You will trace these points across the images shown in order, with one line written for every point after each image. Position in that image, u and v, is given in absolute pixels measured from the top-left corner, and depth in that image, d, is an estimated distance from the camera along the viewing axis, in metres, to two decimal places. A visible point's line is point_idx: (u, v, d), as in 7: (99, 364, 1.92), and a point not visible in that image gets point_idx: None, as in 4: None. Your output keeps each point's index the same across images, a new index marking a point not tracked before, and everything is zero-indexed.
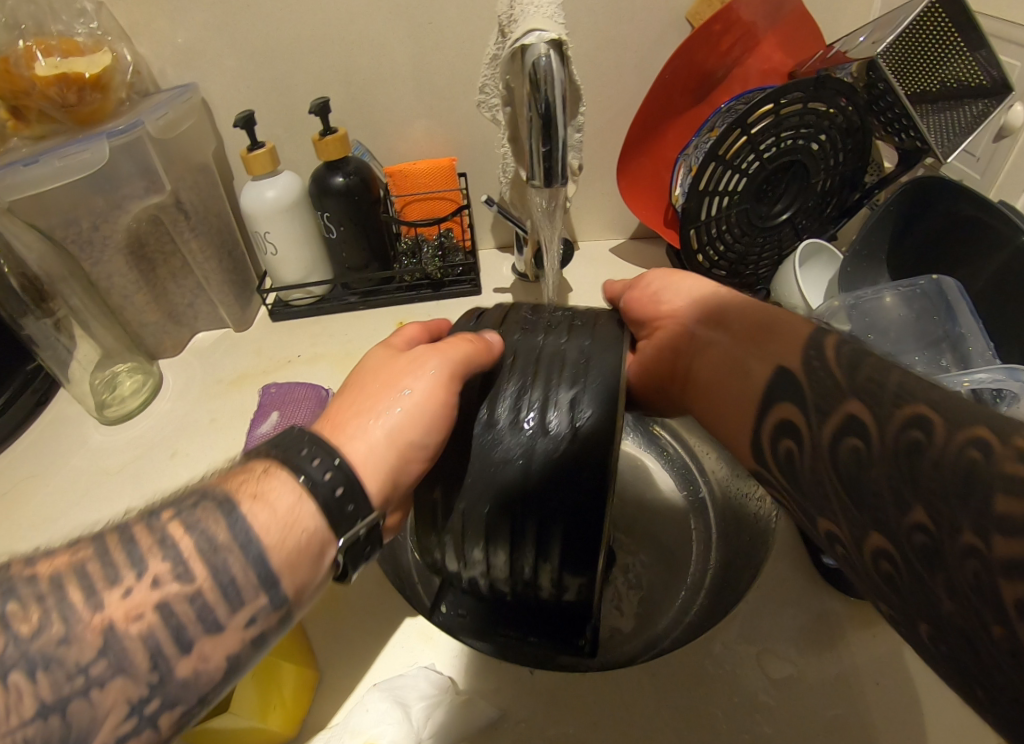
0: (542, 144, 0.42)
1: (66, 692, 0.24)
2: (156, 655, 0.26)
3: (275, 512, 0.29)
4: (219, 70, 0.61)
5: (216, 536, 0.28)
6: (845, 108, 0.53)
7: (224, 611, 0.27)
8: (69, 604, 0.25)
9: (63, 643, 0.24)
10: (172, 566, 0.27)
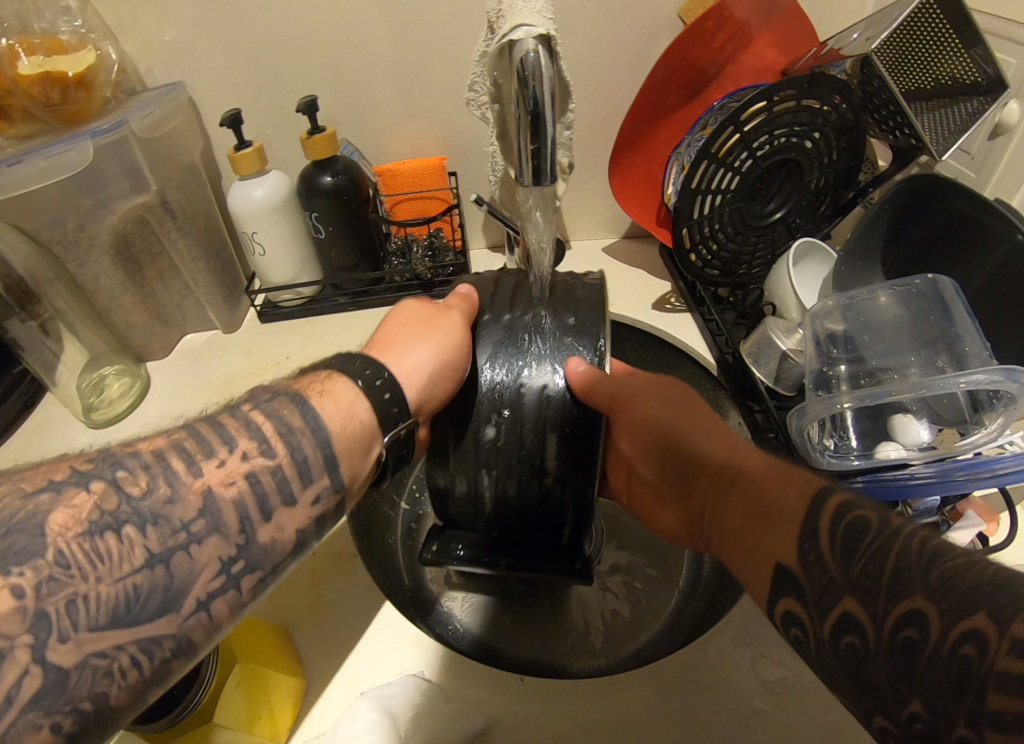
0: (530, 142, 0.41)
1: (170, 545, 0.28)
2: (245, 515, 0.30)
3: (339, 404, 0.35)
4: (206, 69, 0.60)
5: (289, 418, 0.33)
6: (839, 106, 0.52)
7: (297, 486, 0.32)
8: (175, 471, 0.29)
9: (170, 502, 0.28)
10: (261, 443, 0.32)
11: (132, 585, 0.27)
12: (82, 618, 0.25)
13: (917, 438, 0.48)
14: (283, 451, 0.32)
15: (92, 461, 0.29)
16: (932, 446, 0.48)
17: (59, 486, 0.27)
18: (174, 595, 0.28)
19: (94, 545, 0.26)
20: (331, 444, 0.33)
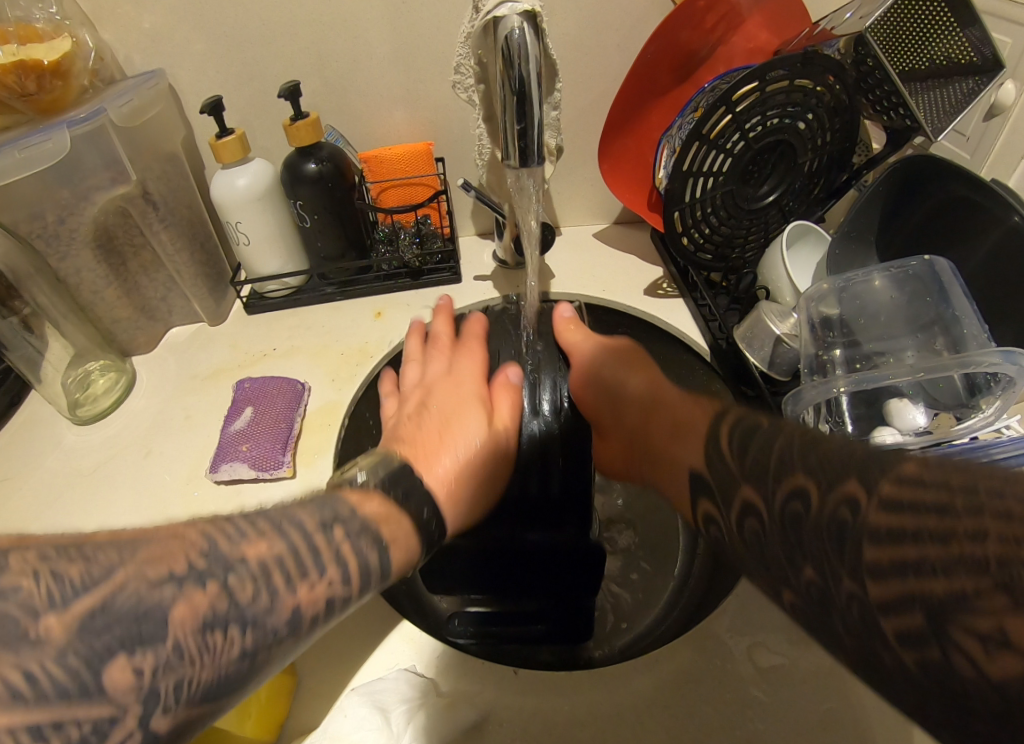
0: (516, 122, 0.40)
1: (262, 643, 0.27)
2: (323, 611, 0.30)
3: (398, 535, 0.35)
4: (187, 56, 0.59)
5: (368, 559, 0.32)
6: (833, 86, 0.51)
7: (350, 588, 0.31)
8: (277, 586, 0.28)
9: (267, 611, 0.27)
10: (343, 572, 0.31)
11: (228, 671, 0.25)
12: (184, 696, 0.24)
13: (913, 422, 0.48)
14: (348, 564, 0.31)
15: (197, 547, 0.27)
16: (928, 430, 0.48)
17: (181, 580, 0.25)
18: (250, 679, 0.26)
19: (206, 641, 0.25)
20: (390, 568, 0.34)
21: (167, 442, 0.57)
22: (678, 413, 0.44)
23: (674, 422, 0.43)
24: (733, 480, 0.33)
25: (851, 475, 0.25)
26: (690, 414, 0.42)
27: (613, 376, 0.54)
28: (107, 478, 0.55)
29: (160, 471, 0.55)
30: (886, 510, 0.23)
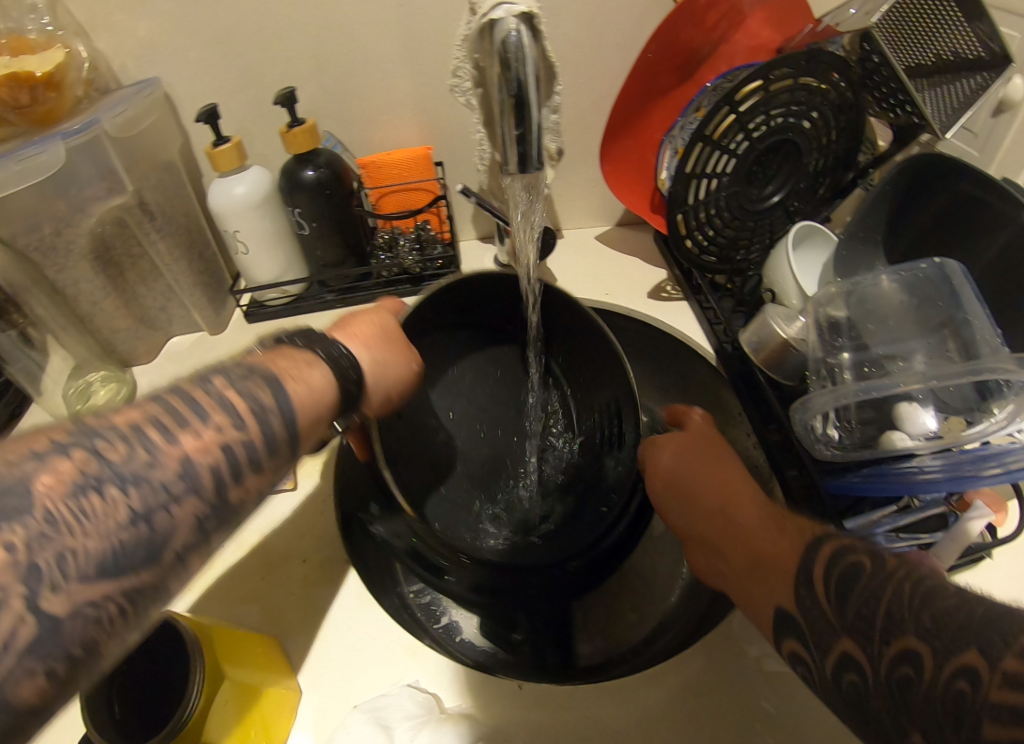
0: (514, 127, 0.39)
1: (154, 504, 0.26)
2: (220, 479, 0.28)
3: (311, 388, 0.34)
4: (182, 64, 0.58)
5: (264, 399, 0.31)
6: (837, 84, 0.50)
7: (263, 451, 0.30)
8: (154, 440, 0.27)
9: (151, 466, 0.26)
10: (234, 417, 0.29)
11: (120, 542, 0.24)
12: (72, 569, 0.23)
13: (924, 426, 0.47)
14: (252, 423, 0.30)
15: (69, 432, 0.26)
16: (939, 434, 0.46)
17: (44, 454, 0.24)
18: (159, 545, 0.26)
19: (81, 505, 0.24)
20: (297, 423, 0.32)
21: None
22: (791, 548, 0.38)
23: (770, 575, 0.37)
24: (894, 627, 0.28)
25: (971, 645, 0.25)
26: (786, 553, 0.37)
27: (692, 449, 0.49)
28: None
29: None
30: (1010, 689, 0.23)
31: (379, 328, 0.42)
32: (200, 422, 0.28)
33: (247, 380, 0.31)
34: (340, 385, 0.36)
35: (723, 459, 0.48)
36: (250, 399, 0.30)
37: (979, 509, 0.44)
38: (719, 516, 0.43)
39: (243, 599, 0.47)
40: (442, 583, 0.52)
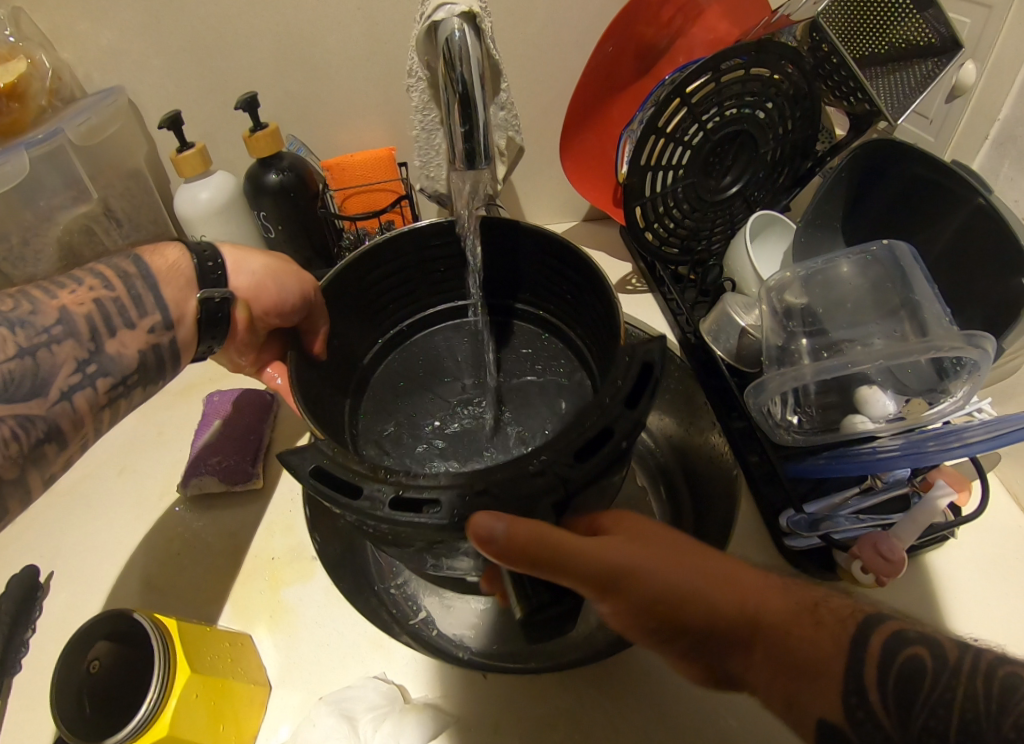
0: (461, 124, 0.40)
1: (36, 343, 0.34)
2: (95, 327, 0.37)
3: (165, 258, 0.41)
4: (145, 71, 0.59)
5: (133, 270, 0.39)
6: (790, 74, 0.50)
7: (134, 315, 0.38)
8: (36, 298, 0.36)
9: (33, 315, 0.35)
10: (106, 282, 0.38)
11: (9, 370, 0.33)
12: None
13: (884, 408, 0.47)
14: (118, 286, 0.38)
15: None
16: (899, 416, 0.47)
17: None
18: (41, 382, 0.34)
19: None
20: (159, 286, 0.39)
21: (140, 460, 0.59)
22: (802, 624, 0.31)
23: (797, 666, 0.30)
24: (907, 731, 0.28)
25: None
26: (787, 618, 0.31)
27: (597, 582, 0.31)
28: (84, 499, 0.57)
29: (134, 487, 0.57)
30: None
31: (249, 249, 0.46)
32: (83, 286, 0.37)
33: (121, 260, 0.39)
34: (199, 269, 0.42)
35: (637, 559, 0.31)
36: (126, 282, 0.38)
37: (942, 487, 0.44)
38: (669, 628, 0.32)
39: (216, 598, 0.48)
40: (357, 503, 0.32)
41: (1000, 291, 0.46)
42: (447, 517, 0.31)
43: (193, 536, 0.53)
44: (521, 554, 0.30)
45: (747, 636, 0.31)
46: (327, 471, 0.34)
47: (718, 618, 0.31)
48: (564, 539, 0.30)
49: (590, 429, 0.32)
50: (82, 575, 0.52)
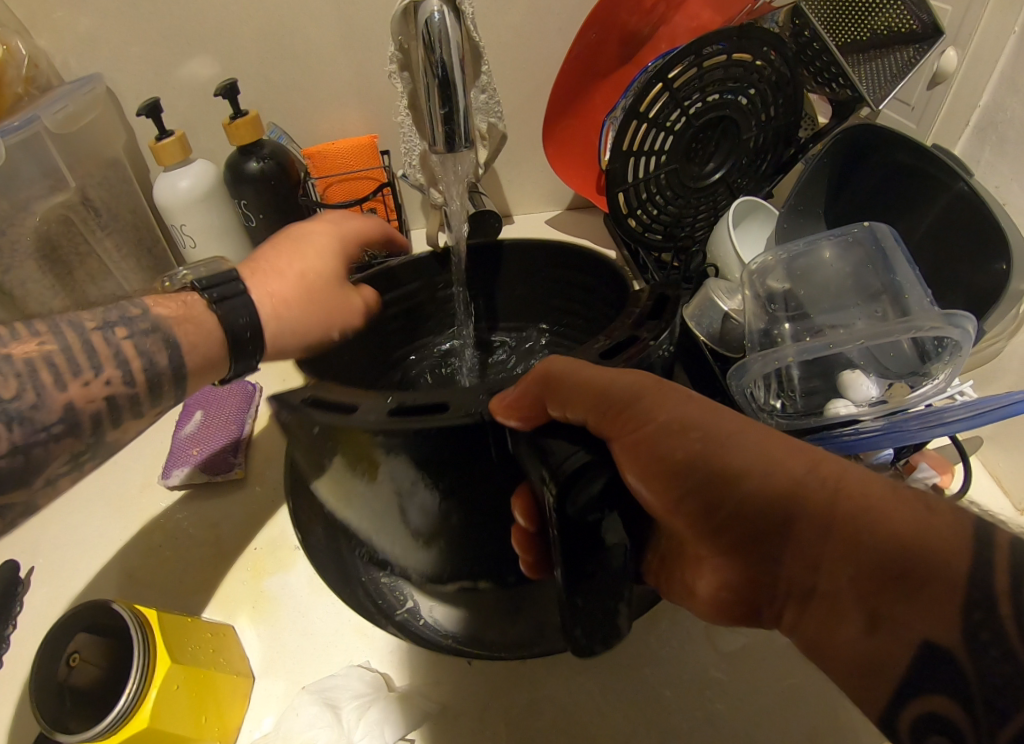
0: (440, 106, 0.39)
1: (33, 439, 0.29)
2: (99, 421, 0.32)
3: (198, 325, 0.36)
4: (123, 58, 0.58)
5: (157, 356, 0.34)
6: (772, 59, 0.51)
7: (144, 394, 0.34)
8: (111, 322, 0.33)
9: (34, 407, 0.29)
10: (123, 371, 0.33)
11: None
12: None
13: (867, 392, 0.47)
14: (183, 318, 0.36)
15: None
16: (882, 400, 0.47)
17: None
18: (25, 474, 0.30)
19: None
20: (183, 360, 0.35)
21: (122, 453, 0.58)
22: (908, 509, 0.23)
23: (888, 551, 0.22)
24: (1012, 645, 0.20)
25: None
26: (875, 495, 0.24)
27: (606, 408, 0.29)
28: (64, 492, 0.56)
29: (116, 480, 0.56)
30: None
31: (302, 282, 0.42)
32: (147, 311, 0.35)
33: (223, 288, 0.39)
34: (231, 335, 0.37)
35: (670, 396, 0.29)
36: (193, 315, 0.36)
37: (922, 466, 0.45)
38: (700, 487, 0.27)
39: (196, 588, 0.48)
40: (357, 415, 0.32)
41: (982, 273, 0.46)
42: (461, 411, 0.32)
43: (176, 529, 0.52)
44: (536, 379, 0.31)
45: (816, 507, 0.24)
46: (322, 396, 0.35)
47: (770, 472, 0.26)
48: (583, 369, 0.31)
49: (615, 339, 0.36)
50: (62, 569, 0.51)
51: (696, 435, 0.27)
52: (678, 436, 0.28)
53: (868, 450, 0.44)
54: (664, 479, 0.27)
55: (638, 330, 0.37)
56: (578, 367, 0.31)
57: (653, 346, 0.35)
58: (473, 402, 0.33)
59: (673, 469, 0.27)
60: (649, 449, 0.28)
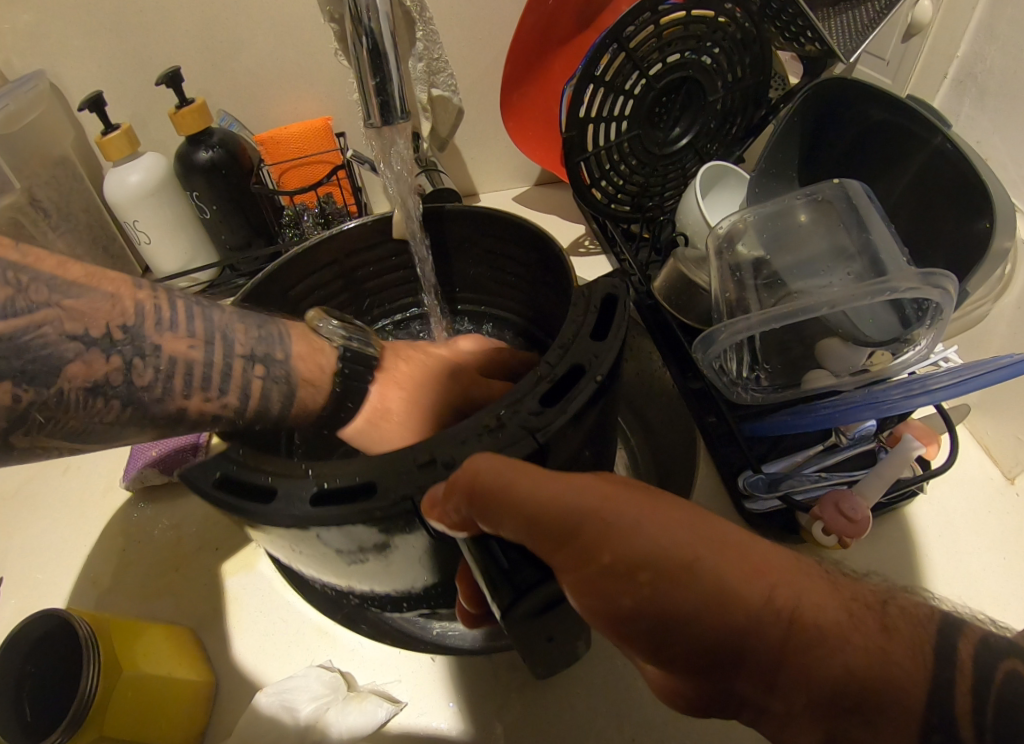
0: (372, 77, 0.37)
1: (116, 400, 0.30)
2: (167, 400, 0.33)
3: (311, 347, 0.39)
4: (64, 52, 0.55)
5: (252, 372, 0.36)
6: (736, 16, 0.48)
7: (220, 391, 0.35)
8: (145, 322, 0.31)
9: (124, 379, 0.30)
10: (219, 369, 0.34)
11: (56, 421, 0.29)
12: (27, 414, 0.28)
13: (848, 362, 0.45)
14: (216, 350, 0.34)
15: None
16: (864, 369, 0.45)
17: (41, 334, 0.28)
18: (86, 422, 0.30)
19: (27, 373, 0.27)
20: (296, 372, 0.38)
21: (86, 457, 0.57)
22: (858, 635, 0.22)
23: (837, 688, 0.21)
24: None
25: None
26: (835, 621, 0.22)
27: (561, 519, 0.25)
28: (28, 498, 0.55)
29: (80, 485, 0.55)
30: None
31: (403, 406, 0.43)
32: (187, 330, 0.33)
33: (270, 338, 0.37)
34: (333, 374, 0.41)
35: (618, 504, 0.25)
36: (223, 351, 0.34)
37: (910, 440, 0.42)
38: (658, 621, 0.23)
39: (157, 594, 0.47)
40: (272, 506, 0.28)
41: (963, 233, 0.44)
42: (386, 498, 0.28)
43: (139, 532, 0.51)
44: (459, 491, 0.26)
45: (776, 646, 0.22)
46: (236, 475, 0.30)
47: (730, 610, 0.22)
48: (512, 469, 0.26)
49: (558, 375, 0.31)
50: (27, 579, 0.50)
51: (647, 575, 0.23)
52: (625, 570, 0.24)
53: (847, 421, 0.42)
54: (614, 608, 0.24)
55: (588, 359, 0.31)
56: (526, 467, 0.26)
57: (599, 384, 0.30)
58: (399, 481, 0.28)
59: (640, 591, 0.24)
60: (594, 581, 0.24)
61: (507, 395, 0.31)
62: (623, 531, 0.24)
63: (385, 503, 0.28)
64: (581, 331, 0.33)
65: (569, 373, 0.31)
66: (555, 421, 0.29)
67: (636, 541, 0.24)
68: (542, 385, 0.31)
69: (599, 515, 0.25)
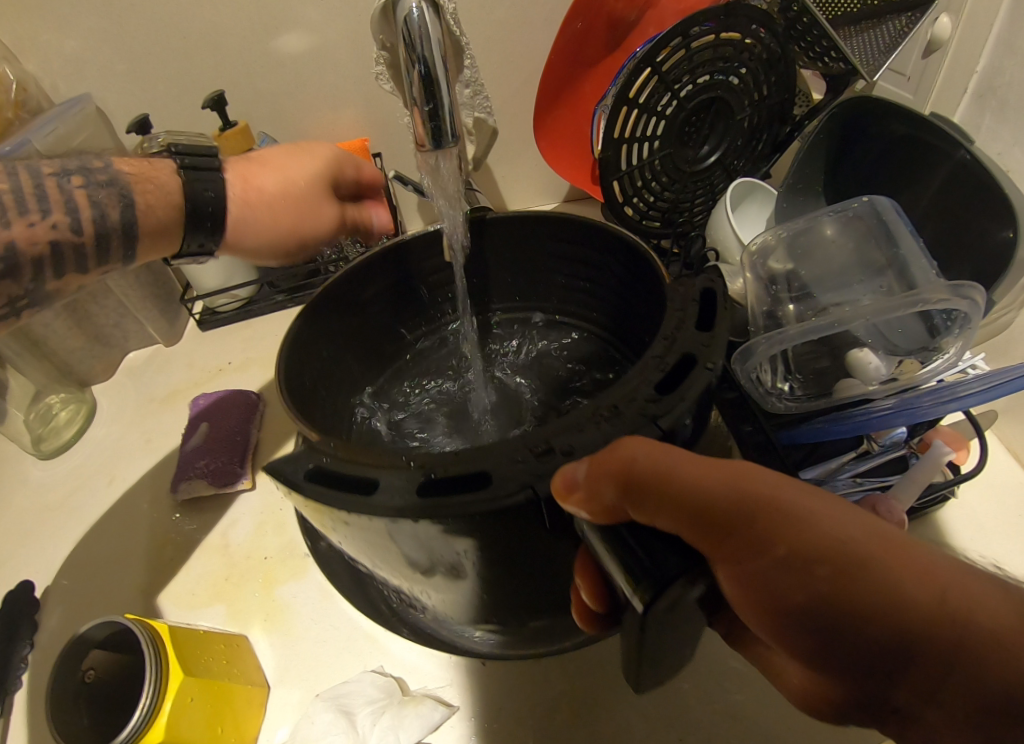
0: (424, 102, 0.39)
1: None
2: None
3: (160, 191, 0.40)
4: (113, 77, 0.57)
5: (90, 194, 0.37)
6: (762, 37, 0.50)
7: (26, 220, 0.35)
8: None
9: None
10: (54, 208, 0.36)
11: None
12: None
13: (877, 371, 0.46)
14: (22, 175, 0.35)
15: None
16: (895, 378, 0.46)
17: None
18: None
19: None
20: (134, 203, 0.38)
21: (129, 467, 0.58)
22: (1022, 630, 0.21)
23: (1011, 689, 0.20)
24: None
25: None
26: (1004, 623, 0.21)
27: (714, 510, 0.25)
28: (75, 508, 0.57)
29: (125, 496, 0.56)
30: None
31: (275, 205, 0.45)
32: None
33: (83, 156, 0.38)
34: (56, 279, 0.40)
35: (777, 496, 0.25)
36: (30, 177, 0.35)
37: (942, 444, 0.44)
38: (821, 614, 0.23)
39: (207, 603, 0.48)
40: (376, 499, 0.29)
41: (988, 243, 0.45)
42: (505, 485, 0.28)
43: (186, 541, 0.52)
44: (611, 477, 0.25)
45: (943, 644, 0.21)
46: (328, 467, 0.32)
47: (899, 607, 0.22)
48: (663, 454, 0.26)
49: (670, 365, 0.32)
50: (78, 586, 0.51)
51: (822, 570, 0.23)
52: (788, 556, 0.24)
53: (878, 429, 0.43)
54: (776, 601, 0.24)
55: (695, 348, 0.33)
56: (674, 452, 0.26)
57: (713, 371, 0.31)
58: (513, 470, 0.29)
59: (803, 587, 0.23)
60: (765, 580, 0.24)
61: (620, 384, 0.32)
62: (785, 521, 0.24)
63: (501, 497, 0.28)
64: (684, 325, 0.34)
65: (681, 362, 0.32)
66: (673, 409, 0.30)
67: (799, 533, 0.24)
68: (654, 373, 0.32)
69: (753, 502, 0.25)
